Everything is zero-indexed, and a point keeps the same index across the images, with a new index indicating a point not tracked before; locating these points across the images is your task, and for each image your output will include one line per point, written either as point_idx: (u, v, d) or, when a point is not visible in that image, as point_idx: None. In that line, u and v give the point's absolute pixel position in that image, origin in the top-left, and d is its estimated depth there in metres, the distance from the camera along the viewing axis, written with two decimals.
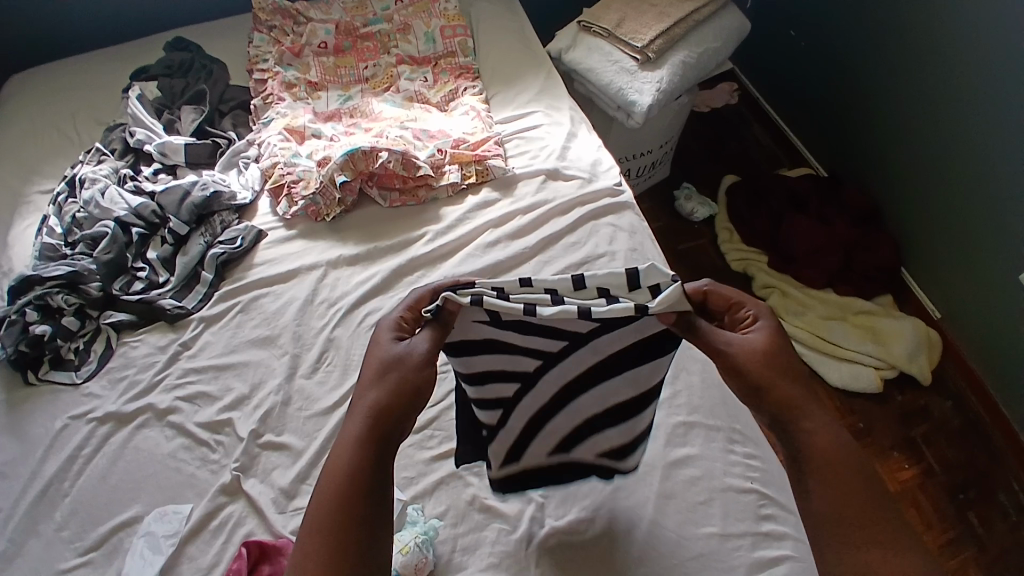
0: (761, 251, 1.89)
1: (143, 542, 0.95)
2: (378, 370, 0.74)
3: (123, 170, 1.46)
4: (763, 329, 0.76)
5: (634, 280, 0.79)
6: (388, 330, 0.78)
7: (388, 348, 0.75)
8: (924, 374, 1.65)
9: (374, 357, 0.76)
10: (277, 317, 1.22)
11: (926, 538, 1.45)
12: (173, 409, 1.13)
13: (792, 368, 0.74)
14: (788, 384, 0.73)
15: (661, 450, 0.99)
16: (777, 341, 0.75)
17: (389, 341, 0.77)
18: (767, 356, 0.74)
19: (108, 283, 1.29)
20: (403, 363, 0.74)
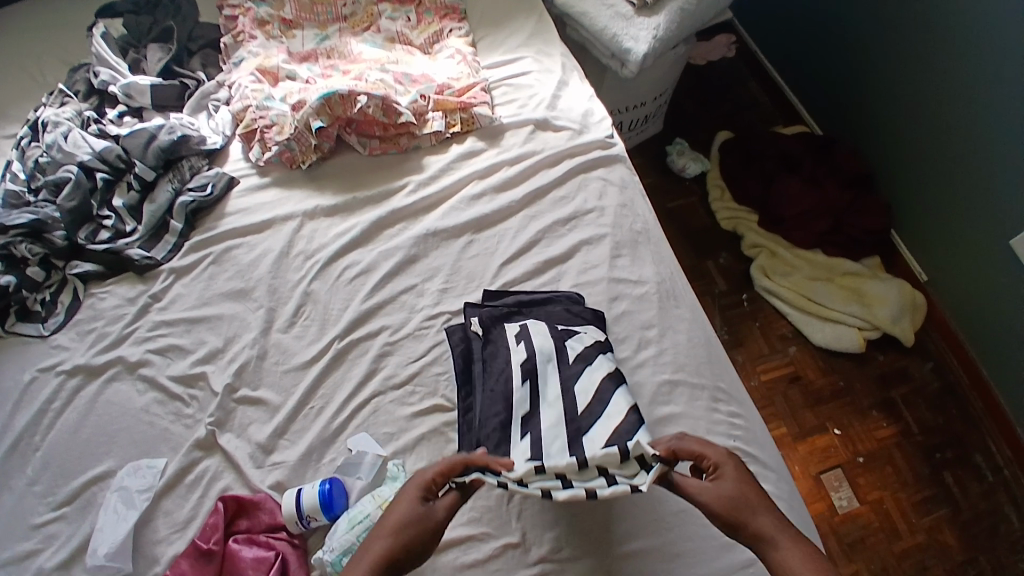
0: (752, 210, 1.85)
1: (116, 497, 0.94)
2: (394, 526, 0.73)
3: (87, 113, 1.36)
4: (723, 468, 0.78)
5: (625, 452, 0.80)
6: (414, 484, 0.77)
7: (407, 507, 0.74)
8: (906, 335, 1.66)
9: (393, 512, 0.75)
10: (251, 269, 1.17)
11: (899, 497, 1.49)
12: (144, 362, 1.09)
13: (754, 498, 0.76)
14: (746, 511, 0.74)
15: (645, 408, 0.98)
16: (735, 476, 0.78)
17: (411, 498, 0.75)
18: (724, 490, 0.76)
19: (72, 231, 1.22)
20: (419, 526, 0.73)
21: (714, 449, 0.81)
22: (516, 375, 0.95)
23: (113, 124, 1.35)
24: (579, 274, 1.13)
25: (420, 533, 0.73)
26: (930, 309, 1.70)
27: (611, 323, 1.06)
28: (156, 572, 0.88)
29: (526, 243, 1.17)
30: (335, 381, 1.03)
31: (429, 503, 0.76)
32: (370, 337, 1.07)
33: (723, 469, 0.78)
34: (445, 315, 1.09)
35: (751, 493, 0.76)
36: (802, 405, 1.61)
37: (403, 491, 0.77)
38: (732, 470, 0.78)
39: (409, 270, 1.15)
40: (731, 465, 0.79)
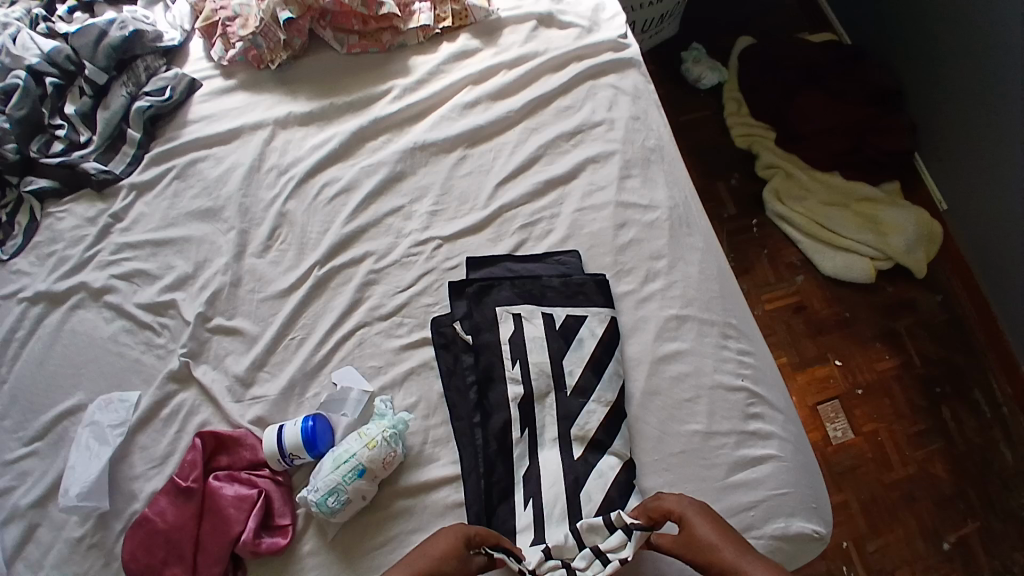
0: (771, 127, 1.70)
1: (88, 433, 0.89)
2: (428, 564, 0.72)
3: (36, 11, 1.18)
4: (691, 516, 0.76)
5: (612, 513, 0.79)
6: (465, 533, 0.75)
7: (447, 553, 0.73)
8: (918, 268, 1.58)
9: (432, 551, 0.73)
10: (219, 185, 1.05)
11: (894, 429, 1.47)
12: (109, 289, 1.00)
13: (726, 539, 0.74)
14: (724, 556, 0.72)
15: (649, 345, 0.91)
16: (704, 521, 0.75)
17: (455, 546, 0.74)
18: (697, 540, 0.74)
19: (24, 144, 1.09)
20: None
21: (677, 499, 0.78)
22: (515, 422, 0.86)
23: (63, 22, 1.17)
24: (584, 197, 1.01)
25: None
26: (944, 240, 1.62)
27: (617, 252, 0.97)
28: (136, 508, 0.85)
29: (525, 161, 1.04)
30: (317, 311, 0.95)
31: (465, 558, 0.74)
32: (353, 264, 0.98)
33: (690, 517, 0.76)
34: (435, 242, 0.99)
35: (724, 536, 0.74)
36: (804, 334, 1.55)
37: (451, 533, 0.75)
38: (699, 516, 0.76)
39: (396, 189, 1.03)
40: (698, 509, 0.77)
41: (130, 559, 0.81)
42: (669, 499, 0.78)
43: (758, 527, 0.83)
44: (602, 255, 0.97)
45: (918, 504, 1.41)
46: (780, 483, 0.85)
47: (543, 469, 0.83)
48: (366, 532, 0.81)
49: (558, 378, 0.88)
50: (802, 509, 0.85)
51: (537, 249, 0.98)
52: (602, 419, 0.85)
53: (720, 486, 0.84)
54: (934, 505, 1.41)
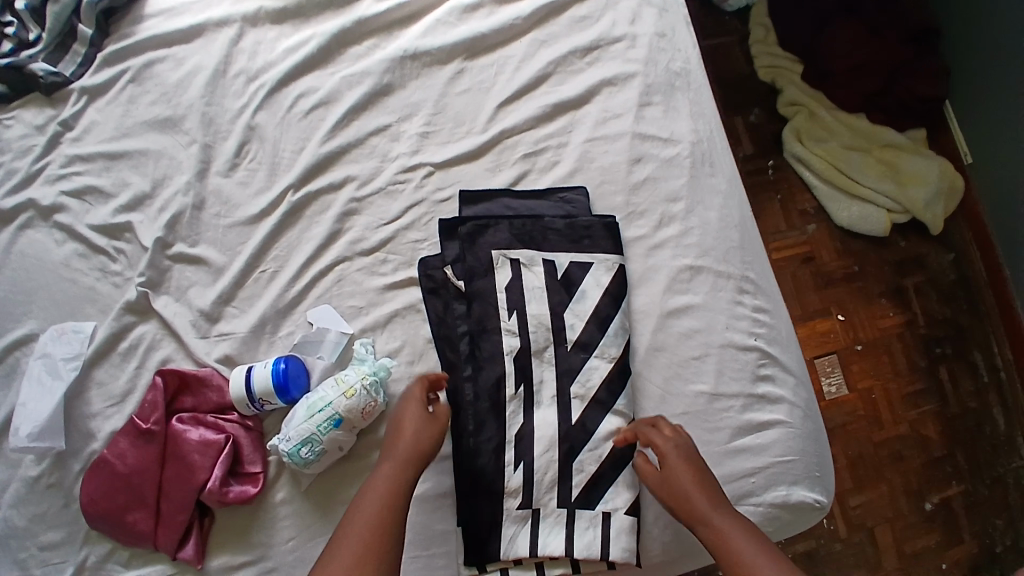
0: (798, 60, 1.54)
1: (40, 366, 0.81)
2: (408, 446, 0.70)
3: None
4: (672, 459, 0.71)
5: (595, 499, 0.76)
6: (409, 400, 0.74)
7: (410, 421, 0.72)
8: (935, 223, 1.47)
9: (403, 432, 0.72)
10: (180, 91, 0.92)
11: (890, 388, 1.42)
12: (58, 207, 0.89)
13: (703, 490, 0.69)
14: (695, 507, 0.69)
15: (658, 297, 0.83)
16: (684, 468, 0.71)
17: (412, 414, 0.73)
18: (671, 484, 0.71)
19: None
20: (429, 439, 0.72)
21: (664, 436, 0.73)
22: (509, 376, 0.79)
23: None
24: (597, 126, 0.90)
25: (432, 445, 0.72)
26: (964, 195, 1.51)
27: (630, 191, 0.87)
28: (94, 448, 0.78)
29: (531, 80, 0.92)
30: (291, 241, 0.85)
31: (429, 413, 0.74)
32: (332, 191, 0.87)
33: (670, 461, 0.71)
34: (426, 168, 0.88)
35: (701, 487, 0.70)
36: (810, 287, 1.46)
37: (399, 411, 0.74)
38: (679, 461, 0.71)
39: (382, 104, 0.91)
40: (681, 454, 0.72)
41: (89, 503, 0.75)
42: (654, 435, 0.73)
43: (758, 494, 0.79)
44: (613, 194, 0.87)
45: (906, 463, 1.37)
46: (786, 450, 0.80)
47: (537, 424, 0.77)
48: (343, 483, 0.76)
49: (558, 331, 0.80)
50: (805, 477, 0.80)
51: (540, 183, 0.88)
52: (604, 376, 0.79)
53: (722, 450, 0.79)
54: (921, 465, 1.38)
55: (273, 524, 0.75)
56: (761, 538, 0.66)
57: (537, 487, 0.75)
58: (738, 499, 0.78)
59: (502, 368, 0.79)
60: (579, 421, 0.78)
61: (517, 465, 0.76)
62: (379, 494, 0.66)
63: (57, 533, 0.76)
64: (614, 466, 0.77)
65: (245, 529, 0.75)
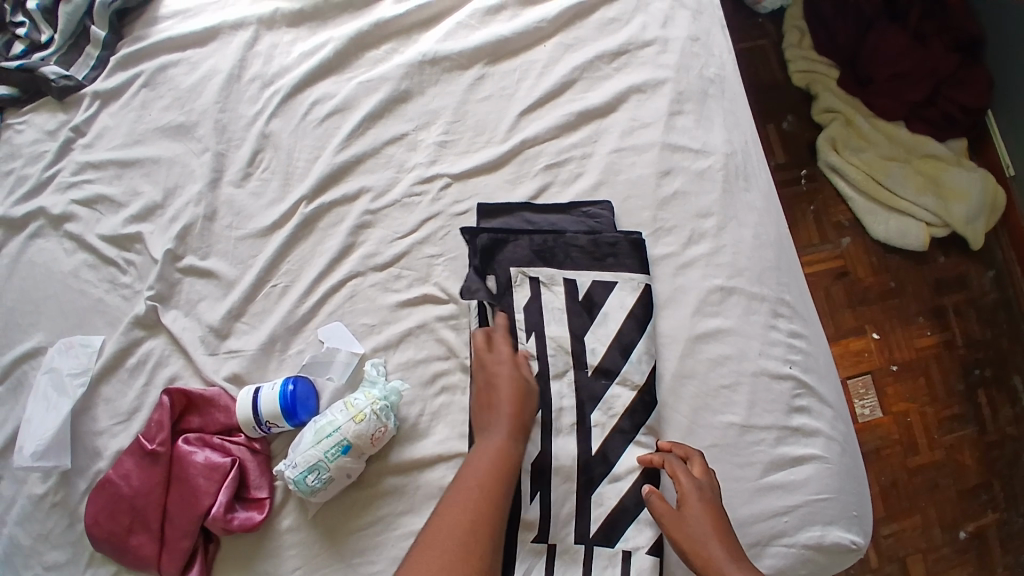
0: (836, 65, 1.47)
1: (47, 380, 0.79)
2: (506, 405, 0.71)
3: None
4: (693, 501, 0.67)
5: (615, 536, 0.71)
6: (494, 356, 0.74)
7: (502, 379, 0.73)
8: (977, 239, 1.40)
9: (496, 390, 0.72)
10: (193, 96, 0.90)
11: (926, 411, 1.34)
12: (68, 217, 0.87)
13: (721, 538, 0.65)
14: (710, 555, 0.64)
15: (687, 320, 0.78)
16: (705, 512, 0.66)
17: (504, 372, 0.73)
18: (688, 527, 0.65)
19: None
20: (525, 398, 0.72)
21: (689, 475, 0.68)
22: None
23: None
24: (624, 135, 0.85)
25: (526, 401, 0.73)
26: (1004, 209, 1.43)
27: (658, 206, 0.82)
28: (101, 467, 0.76)
29: (556, 87, 0.87)
30: (303, 254, 0.82)
31: (516, 369, 0.74)
32: (346, 203, 0.84)
33: (691, 504, 0.67)
34: (443, 179, 0.84)
35: (720, 535, 0.65)
36: (843, 303, 1.39)
37: (484, 367, 0.74)
38: (700, 503, 0.67)
39: (399, 111, 0.87)
40: (704, 498, 0.67)
41: (93, 524, 0.74)
42: (679, 471, 0.69)
43: (790, 535, 0.74)
44: (640, 209, 0.82)
45: (939, 491, 1.30)
46: (822, 488, 0.75)
47: (555, 454, 0.73)
48: (351, 511, 0.73)
49: (579, 356, 0.76)
50: (841, 518, 0.75)
51: (563, 196, 0.83)
52: (626, 405, 0.74)
53: (753, 487, 0.74)
54: (956, 494, 1.30)
55: (279, 554, 0.72)
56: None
57: (554, 523, 0.71)
58: (768, 540, 0.74)
59: None
60: (600, 452, 0.73)
61: (533, 498, 0.72)
62: (491, 455, 0.69)
63: (62, 553, 0.74)
64: (636, 502, 0.72)
65: (250, 558, 0.72)
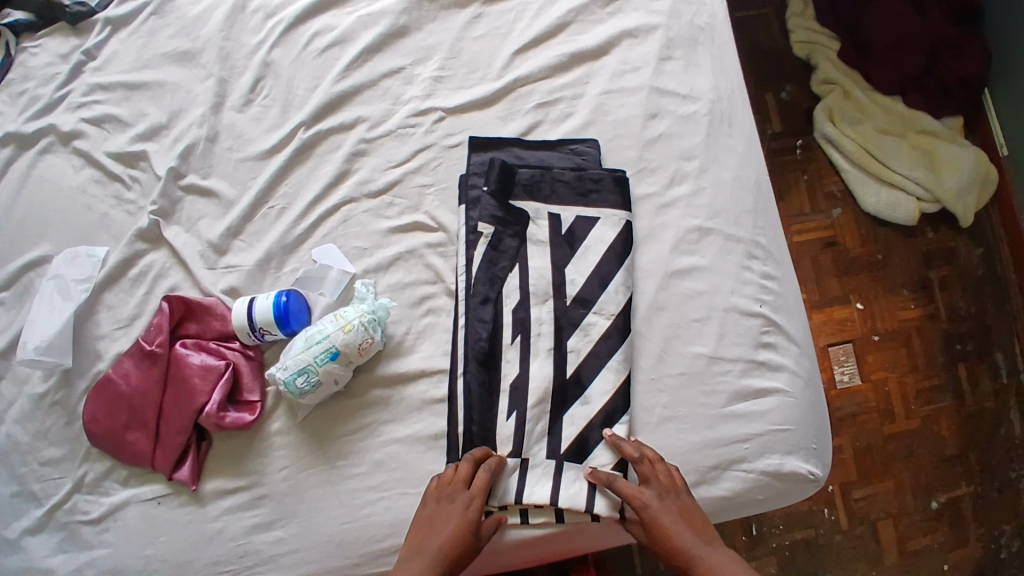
0: (836, 36, 1.48)
1: (52, 287, 0.83)
2: (445, 546, 0.69)
3: None
4: (652, 512, 0.71)
5: (584, 454, 0.76)
6: (463, 495, 0.71)
7: (455, 513, 0.70)
8: (966, 214, 1.42)
9: (444, 521, 0.70)
10: (199, 24, 0.92)
11: (905, 380, 1.38)
12: (78, 134, 0.90)
13: (685, 537, 0.71)
14: (679, 555, 0.70)
15: (664, 256, 0.82)
16: (666, 515, 0.71)
17: (460, 513, 0.70)
18: (655, 536, 0.71)
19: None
20: (465, 549, 0.70)
21: (640, 490, 0.72)
22: (507, 326, 0.78)
23: None
24: (614, 78, 0.88)
25: (468, 547, 0.70)
26: (997, 186, 1.44)
27: (643, 146, 0.85)
28: (100, 369, 0.81)
29: (550, 28, 0.90)
30: (300, 178, 0.86)
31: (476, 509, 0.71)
32: (343, 130, 0.87)
33: (652, 513, 0.71)
34: (437, 113, 0.87)
35: (687, 532, 0.71)
36: (829, 271, 1.42)
37: (450, 495, 0.72)
38: (661, 510, 0.71)
39: (397, 46, 0.90)
40: (662, 505, 0.72)
41: (91, 422, 0.78)
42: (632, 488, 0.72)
43: (750, 461, 0.78)
44: (626, 148, 0.85)
45: (914, 459, 1.34)
46: (783, 419, 0.79)
47: (531, 375, 0.77)
48: (338, 418, 0.78)
49: (558, 284, 0.80)
50: (800, 449, 0.79)
51: (552, 134, 0.86)
52: (602, 332, 0.78)
53: (717, 414, 0.78)
54: (930, 463, 1.34)
55: (268, 453, 0.77)
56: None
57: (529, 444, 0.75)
58: (728, 464, 0.78)
59: (499, 316, 0.78)
60: (574, 374, 0.78)
61: (510, 417, 0.76)
62: None
63: (59, 450, 0.79)
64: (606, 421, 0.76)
65: (241, 456, 0.77)
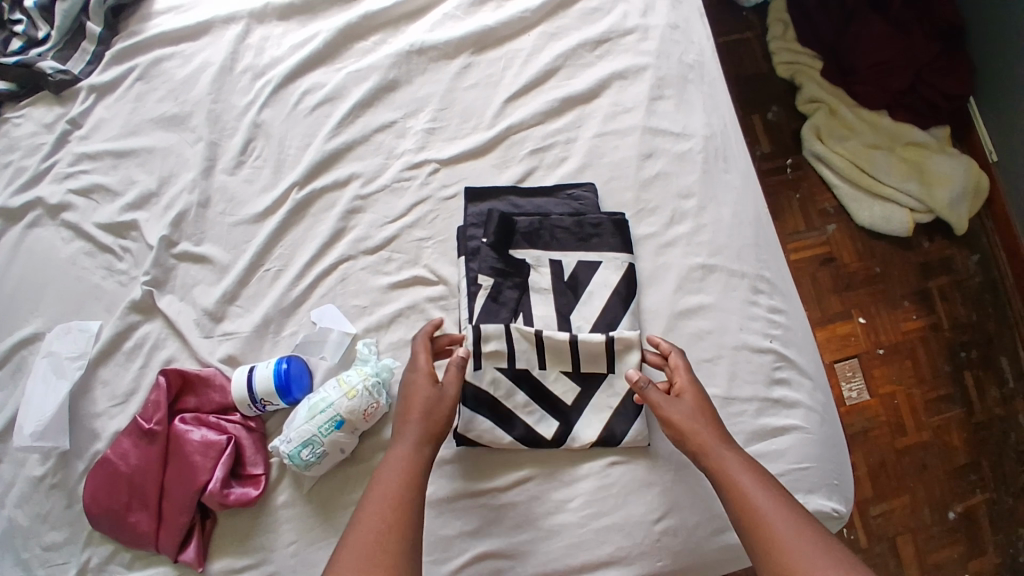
0: (819, 57, 1.50)
1: (44, 365, 0.81)
2: (412, 413, 0.68)
3: None
4: (687, 389, 0.71)
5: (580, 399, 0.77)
6: (412, 365, 0.72)
7: (408, 379, 0.70)
8: (959, 223, 1.42)
9: (404, 391, 0.70)
10: (187, 87, 0.92)
11: (914, 393, 1.36)
12: (66, 205, 0.88)
13: (715, 428, 0.69)
14: (704, 437, 0.68)
15: (669, 297, 0.81)
16: (699, 397, 0.71)
17: (411, 379, 0.70)
18: (685, 411, 0.70)
19: None
20: (430, 406, 0.68)
21: (680, 369, 0.73)
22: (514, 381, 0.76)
23: None
24: (607, 120, 0.88)
25: (435, 403, 0.68)
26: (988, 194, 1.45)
27: (640, 187, 0.85)
28: (98, 449, 0.78)
29: (539, 74, 0.90)
30: (296, 239, 0.84)
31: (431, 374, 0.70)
32: (337, 187, 0.86)
33: (686, 390, 0.71)
34: (431, 165, 0.86)
35: (712, 420, 0.69)
36: (830, 289, 1.41)
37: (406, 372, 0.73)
38: (695, 391, 0.71)
39: (388, 99, 0.90)
40: (698, 388, 0.71)
41: (89, 503, 0.75)
42: (676, 365, 0.73)
43: None
44: (623, 190, 0.85)
45: (928, 473, 1.31)
46: (801, 457, 0.77)
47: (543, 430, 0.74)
48: (343, 488, 0.75)
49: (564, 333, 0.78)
50: (822, 486, 0.77)
51: (548, 179, 0.86)
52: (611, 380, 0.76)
53: None
54: (944, 475, 1.32)
55: (275, 528, 0.74)
56: (772, 483, 0.64)
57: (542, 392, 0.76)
58: None
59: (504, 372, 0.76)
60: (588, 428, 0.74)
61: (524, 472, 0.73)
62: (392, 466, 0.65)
63: (59, 534, 0.76)
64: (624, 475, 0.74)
65: (246, 534, 0.74)
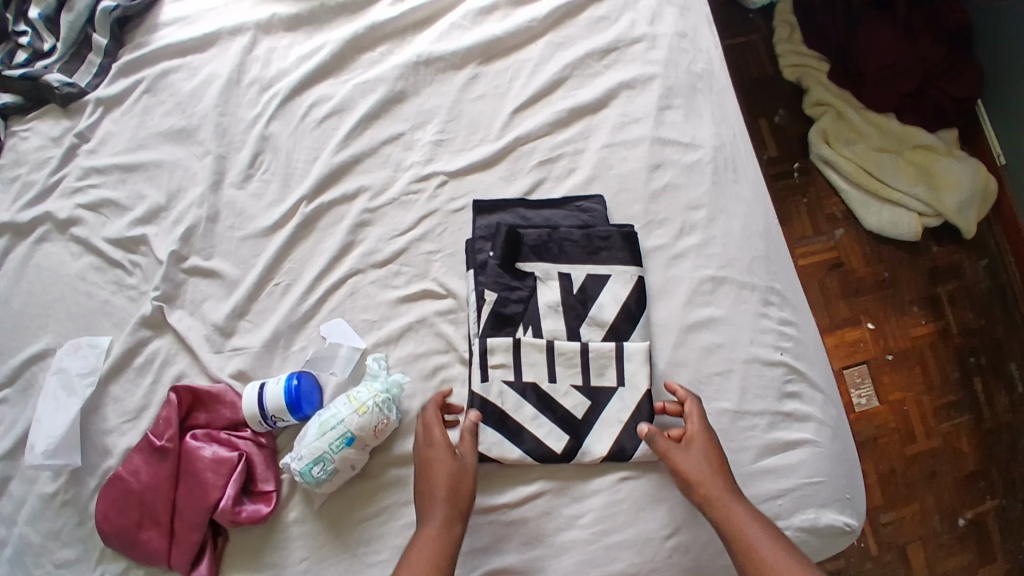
0: (826, 59, 1.48)
1: (55, 381, 0.81)
2: (437, 489, 0.68)
3: None
4: (695, 433, 0.72)
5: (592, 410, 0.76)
6: (427, 439, 0.71)
7: (427, 453, 0.70)
8: (968, 227, 1.41)
9: (424, 465, 0.70)
10: (193, 99, 0.92)
11: (923, 400, 1.35)
12: (74, 220, 0.89)
13: (721, 475, 0.69)
14: (710, 488, 0.68)
15: (679, 310, 0.80)
16: (706, 442, 0.71)
17: (429, 454, 0.70)
18: (693, 456, 0.70)
19: None
20: (455, 481, 0.68)
21: (688, 411, 0.73)
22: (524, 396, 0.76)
23: None
24: (615, 131, 0.87)
25: (458, 476, 0.69)
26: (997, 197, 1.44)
27: (650, 199, 0.84)
28: (109, 465, 0.78)
29: (547, 84, 0.89)
30: (304, 253, 0.84)
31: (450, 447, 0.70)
32: (345, 201, 0.86)
33: (694, 434, 0.71)
34: (439, 178, 0.86)
35: (719, 465, 0.70)
36: (838, 295, 1.40)
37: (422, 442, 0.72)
38: (702, 436, 0.72)
39: (395, 111, 0.89)
40: (705, 432, 0.72)
41: (102, 520, 0.75)
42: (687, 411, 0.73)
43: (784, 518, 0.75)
44: (632, 202, 0.84)
45: (937, 480, 1.31)
46: (813, 472, 0.76)
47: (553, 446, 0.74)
48: (354, 505, 0.75)
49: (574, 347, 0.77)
50: (833, 501, 0.76)
51: (556, 191, 0.85)
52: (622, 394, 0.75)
53: (745, 472, 0.76)
54: (954, 482, 1.31)
55: (286, 545, 0.74)
56: (777, 534, 0.65)
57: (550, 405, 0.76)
58: None
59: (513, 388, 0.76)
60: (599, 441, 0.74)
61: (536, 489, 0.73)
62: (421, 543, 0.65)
63: (72, 551, 0.76)
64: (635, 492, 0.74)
65: (258, 551, 0.74)
